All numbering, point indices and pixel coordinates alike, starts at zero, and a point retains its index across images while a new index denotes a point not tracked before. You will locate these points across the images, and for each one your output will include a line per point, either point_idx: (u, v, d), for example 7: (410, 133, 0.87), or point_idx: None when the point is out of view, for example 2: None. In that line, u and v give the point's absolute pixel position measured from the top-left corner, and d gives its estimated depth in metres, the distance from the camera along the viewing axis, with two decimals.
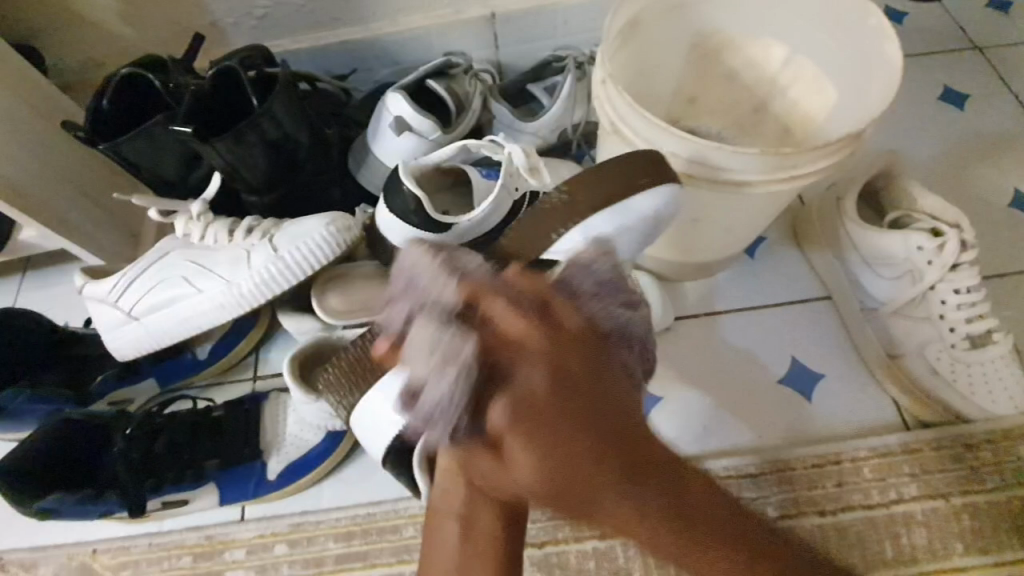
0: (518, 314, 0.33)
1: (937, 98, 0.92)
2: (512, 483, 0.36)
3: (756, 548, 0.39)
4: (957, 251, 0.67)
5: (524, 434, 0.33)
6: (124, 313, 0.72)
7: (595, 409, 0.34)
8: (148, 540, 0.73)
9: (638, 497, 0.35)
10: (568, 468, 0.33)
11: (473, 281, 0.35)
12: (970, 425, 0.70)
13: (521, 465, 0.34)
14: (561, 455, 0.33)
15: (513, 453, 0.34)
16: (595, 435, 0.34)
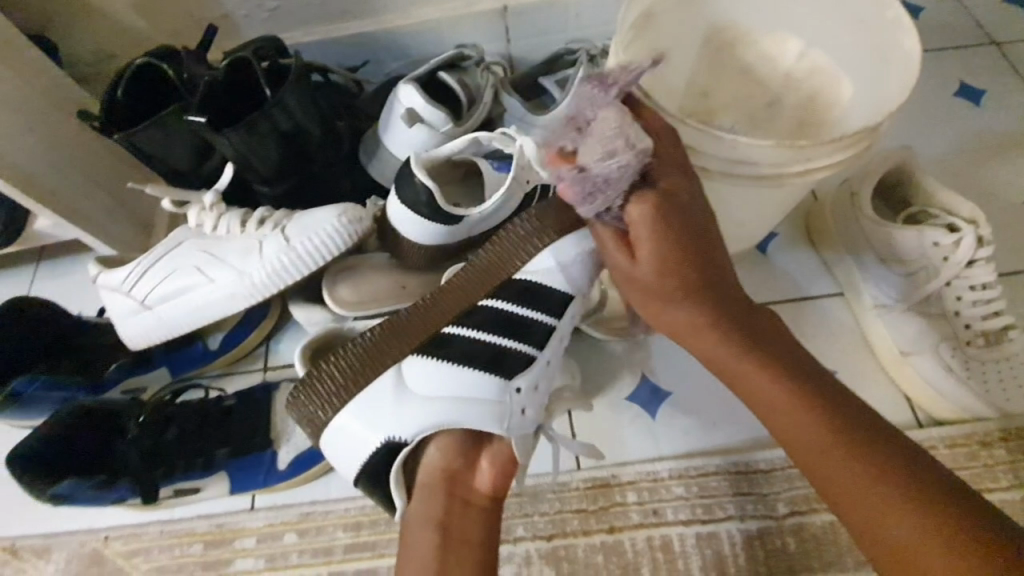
0: (669, 135, 0.51)
1: (954, 94, 0.90)
2: (637, 268, 0.50)
3: (818, 389, 0.50)
4: (973, 247, 0.67)
5: (660, 221, 0.48)
6: (136, 303, 0.73)
7: (706, 240, 0.50)
8: (160, 528, 0.74)
9: (723, 308, 0.51)
10: (681, 265, 0.48)
11: (645, 107, 0.52)
12: (985, 423, 0.69)
13: (648, 249, 0.49)
14: (682, 252, 0.48)
15: (643, 241, 0.49)
16: (704, 248, 0.49)
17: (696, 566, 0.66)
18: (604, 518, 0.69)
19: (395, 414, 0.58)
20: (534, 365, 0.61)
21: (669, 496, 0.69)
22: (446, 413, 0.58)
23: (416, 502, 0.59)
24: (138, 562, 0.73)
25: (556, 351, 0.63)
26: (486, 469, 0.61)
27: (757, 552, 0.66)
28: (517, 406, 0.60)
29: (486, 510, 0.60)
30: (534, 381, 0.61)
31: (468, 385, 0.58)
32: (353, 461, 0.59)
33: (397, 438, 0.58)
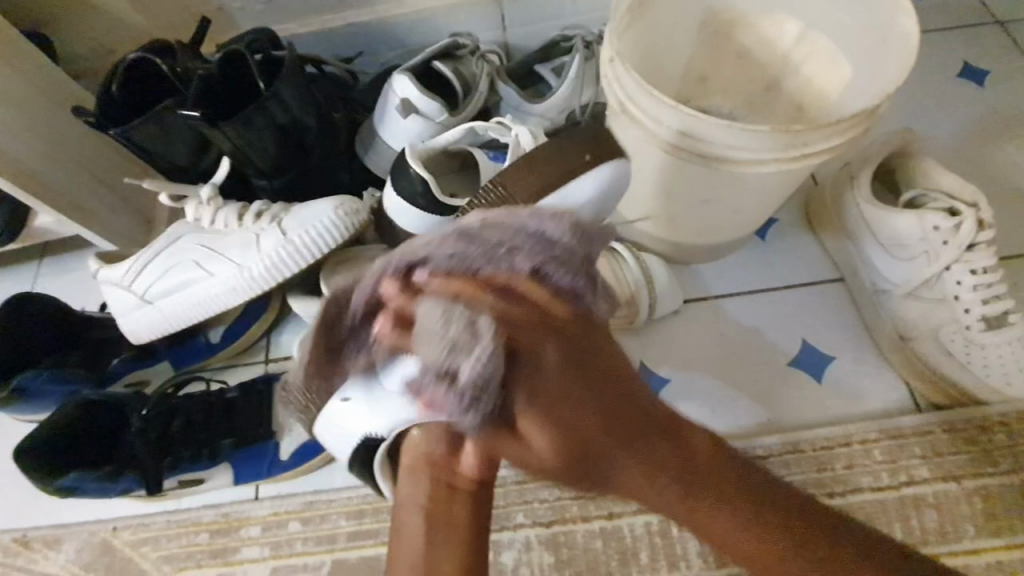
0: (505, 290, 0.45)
1: (957, 75, 0.89)
2: (533, 455, 0.46)
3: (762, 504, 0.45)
4: (973, 231, 0.66)
5: (541, 417, 0.44)
6: (138, 297, 0.74)
7: (602, 390, 0.45)
8: (166, 518, 0.75)
9: (647, 453, 0.45)
10: (574, 430, 0.44)
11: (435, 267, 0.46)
12: (984, 407, 0.69)
13: (537, 436, 0.45)
14: (573, 420, 0.44)
15: (530, 429, 0.45)
16: (607, 405, 0.44)
17: (694, 552, 0.67)
18: (603, 504, 0.70)
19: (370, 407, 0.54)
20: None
21: None
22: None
23: (404, 484, 0.51)
24: (147, 551, 0.74)
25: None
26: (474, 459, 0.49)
27: None
28: None
29: (477, 494, 0.50)
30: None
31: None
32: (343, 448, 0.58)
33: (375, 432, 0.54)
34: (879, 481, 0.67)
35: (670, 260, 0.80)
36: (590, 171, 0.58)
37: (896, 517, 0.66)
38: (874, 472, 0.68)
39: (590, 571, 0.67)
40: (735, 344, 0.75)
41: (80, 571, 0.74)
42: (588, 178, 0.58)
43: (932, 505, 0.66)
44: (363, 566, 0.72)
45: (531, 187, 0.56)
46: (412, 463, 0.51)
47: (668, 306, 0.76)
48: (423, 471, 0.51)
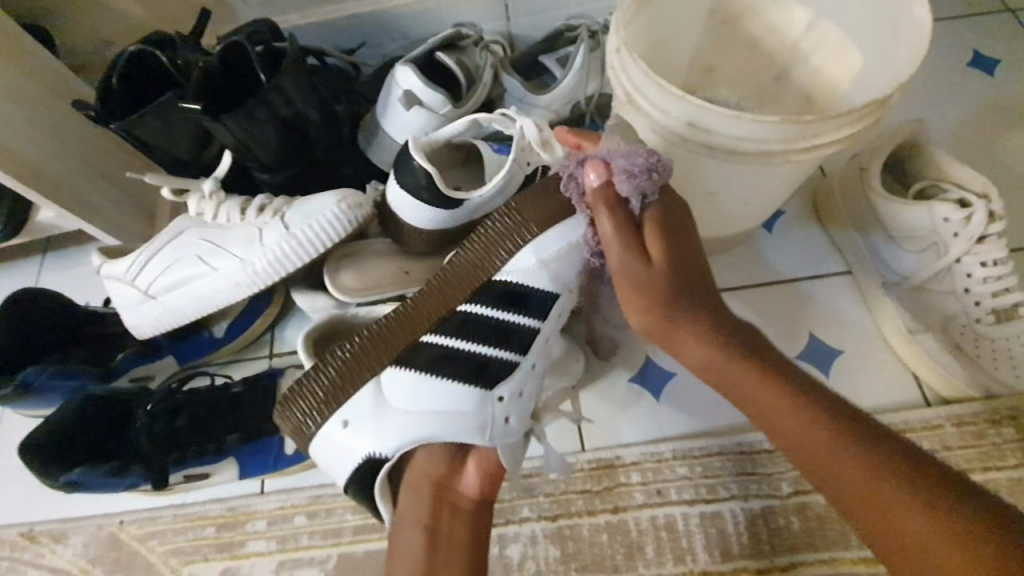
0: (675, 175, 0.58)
1: (968, 64, 0.88)
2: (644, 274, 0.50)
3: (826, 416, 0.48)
4: (985, 222, 0.65)
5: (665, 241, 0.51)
6: (141, 292, 0.73)
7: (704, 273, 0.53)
8: (173, 512, 0.76)
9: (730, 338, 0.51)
10: (684, 266, 0.51)
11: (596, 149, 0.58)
12: (993, 400, 0.68)
13: (653, 248, 0.51)
14: (685, 257, 0.51)
15: (651, 244, 0.51)
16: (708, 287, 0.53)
17: (701, 546, 0.67)
18: (609, 498, 0.69)
19: (376, 432, 0.57)
20: (519, 371, 0.60)
21: (673, 476, 0.69)
22: (426, 426, 0.57)
23: (404, 500, 0.58)
24: (154, 545, 0.75)
25: (541, 356, 0.62)
26: (473, 471, 0.59)
27: (761, 530, 0.67)
28: (500, 415, 0.59)
29: (475, 510, 0.59)
30: (518, 388, 0.60)
31: (447, 398, 0.57)
32: (345, 471, 0.58)
33: (377, 454, 0.57)
34: None
35: None
36: None
37: None
38: None
39: (596, 565, 0.67)
40: None
41: (88, 565, 0.75)
42: None
43: None
44: (369, 560, 0.72)
45: (541, 214, 0.58)
46: (413, 484, 0.59)
47: None
48: (423, 489, 0.58)
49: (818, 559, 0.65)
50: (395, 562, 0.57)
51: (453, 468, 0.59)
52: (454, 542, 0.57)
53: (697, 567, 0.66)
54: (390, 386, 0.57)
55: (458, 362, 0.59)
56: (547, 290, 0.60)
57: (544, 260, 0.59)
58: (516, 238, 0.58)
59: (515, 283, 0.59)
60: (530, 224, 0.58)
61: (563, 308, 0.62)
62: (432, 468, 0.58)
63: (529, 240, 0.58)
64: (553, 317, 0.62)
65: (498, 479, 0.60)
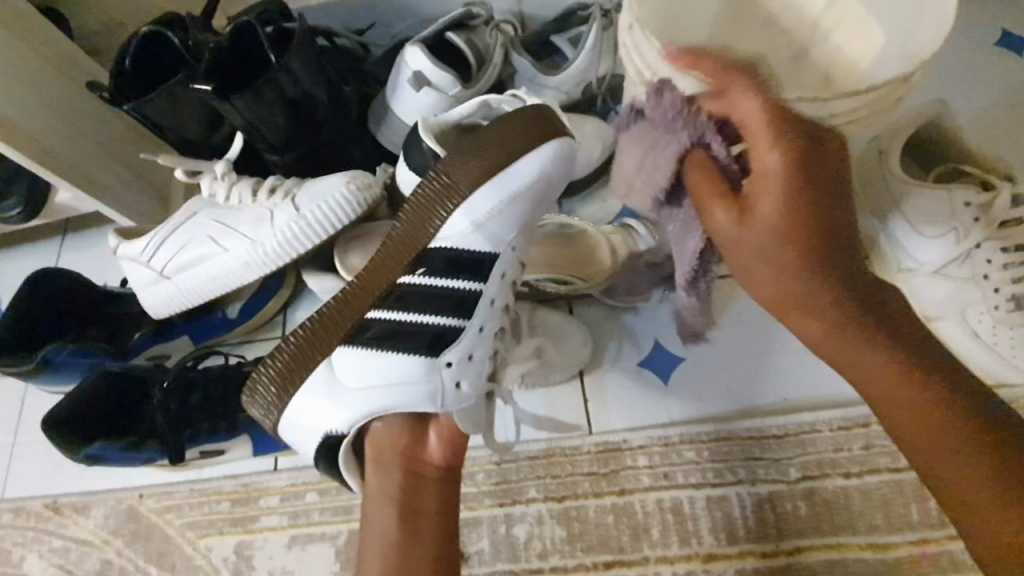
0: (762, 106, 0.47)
1: (996, 43, 0.84)
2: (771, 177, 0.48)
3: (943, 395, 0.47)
4: (1008, 205, 0.64)
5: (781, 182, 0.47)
6: (156, 272, 0.75)
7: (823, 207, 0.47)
8: (189, 486, 0.78)
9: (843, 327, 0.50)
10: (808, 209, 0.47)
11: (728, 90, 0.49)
12: (1011, 389, 0.67)
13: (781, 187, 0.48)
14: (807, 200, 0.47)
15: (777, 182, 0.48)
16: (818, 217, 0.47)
17: (705, 530, 0.67)
18: (615, 481, 0.70)
19: (330, 408, 0.57)
20: (464, 337, 0.58)
21: (680, 460, 0.70)
22: (379, 398, 0.57)
23: (372, 476, 0.60)
24: (170, 518, 0.77)
25: (488, 319, 0.59)
26: (433, 441, 0.60)
27: (767, 514, 0.67)
28: (449, 382, 0.57)
29: (441, 479, 0.61)
30: (467, 353, 0.57)
31: (397, 371, 0.56)
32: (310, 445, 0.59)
33: (335, 429, 0.58)
34: (897, 461, 0.67)
35: None
36: (528, 153, 0.57)
37: (912, 499, 0.65)
38: (891, 452, 0.67)
39: (602, 546, 0.68)
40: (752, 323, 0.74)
41: (108, 536, 0.77)
42: (529, 160, 0.57)
43: None
44: None
45: (475, 170, 0.56)
46: (378, 456, 0.60)
47: None
48: (392, 460, 0.59)
49: (824, 545, 0.65)
50: (367, 534, 0.59)
51: (415, 442, 0.60)
52: (425, 509, 0.59)
53: (702, 550, 0.66)
54: (341, 363, 0.57)
55: (405, 332, 0.57)
56: (484, 252, 0.59)
57: (479, 222, 0.57)
58: (446, 202, 0.56)
59: (453, 248, 0.58)
60: (461, 186, 0.56)
61: (507, 267, 0.60)
62: (396, 441, 0.59)
63: (462, 202, 0.56)
64: (498, 278, 0.59)
65: (464, 447, 0.61)
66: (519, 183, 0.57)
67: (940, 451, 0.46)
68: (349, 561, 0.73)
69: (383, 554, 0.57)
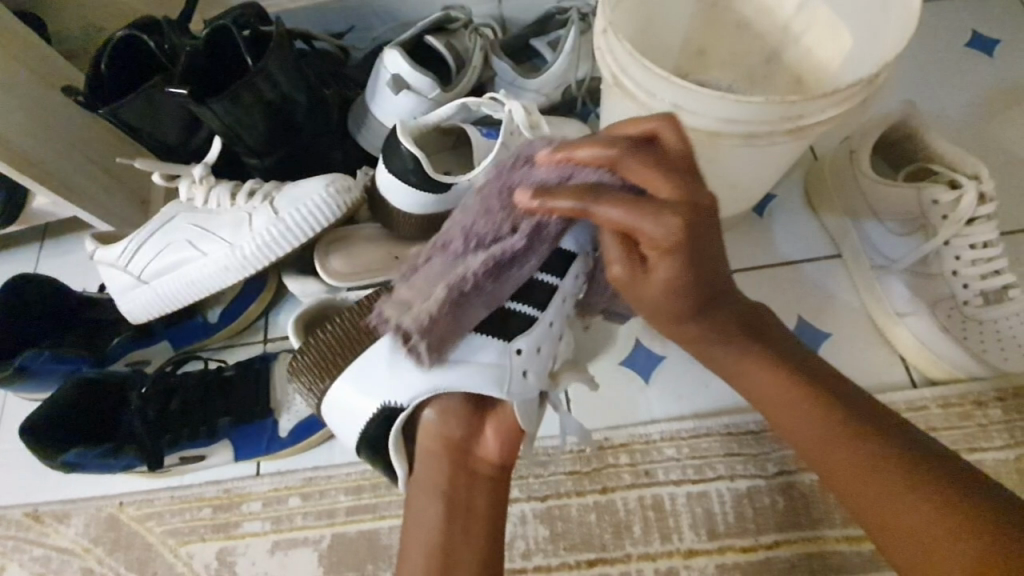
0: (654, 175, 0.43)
1: (967, 44, 0.87)
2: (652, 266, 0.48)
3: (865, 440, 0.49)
4: (975, 203, 0.64)
5: (669, 255, 0.45)
6: (134, 277, 0.74)
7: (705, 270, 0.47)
8: (170, 493, 0.77)
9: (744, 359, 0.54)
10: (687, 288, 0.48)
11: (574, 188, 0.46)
12: (981, 382, 0.67)
13: (657, 276, 0.47)
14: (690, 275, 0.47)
15: (656, 267, 0.47)
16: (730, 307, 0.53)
17: (685, 526, 0.68)
18: (597, 479, 0.70)
19: (394, 380, 0.57)
20: (536, 326, 0.59)
21: (660, 457, 0.70)
22: (450, 375, 0.58)
23: (419, 468, 0.60)
24: (152, 525, 0.76)
25: (561, 311, 0.61)
26: (490, 437, 0.60)
27: (746, 510, 0.68)
28: (518, 369, 0.59)
29: (491, 478, 0.60)
30: (537, 343, 0.59)
31: (465, 350, 0.57)
32: (360, 421, 0.59)
33: (394, 402, 0.58)
34: None
35: None
36: None
37: None
38: None
39: (584, 544, 0.68)
40: None
41: (89, 545, 0.76)
42: None
43: None
44: (362, 539, 0.73)
45: None
46: (428, 449, 0.60)
47: None
48: (440, 453, 0.59)
49: (800, 539, 0.66)
50: (407, 534, 0.59)
51: (470, 433, 0.59)
52: (475, 508, 0.59)
53: (682, 546, 0.67)
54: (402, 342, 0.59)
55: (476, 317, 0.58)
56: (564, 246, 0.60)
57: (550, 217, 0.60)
58: None
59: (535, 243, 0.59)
60: None
61: (584, 266, 0.61)
62: (451, 432, 0.59)
63: None
64: (574, 276, 0.61)
65: (517, 447, 0.61)
66: None
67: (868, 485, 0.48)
68: (331, 565, 0.73)
69: (426, 552, 0.57)
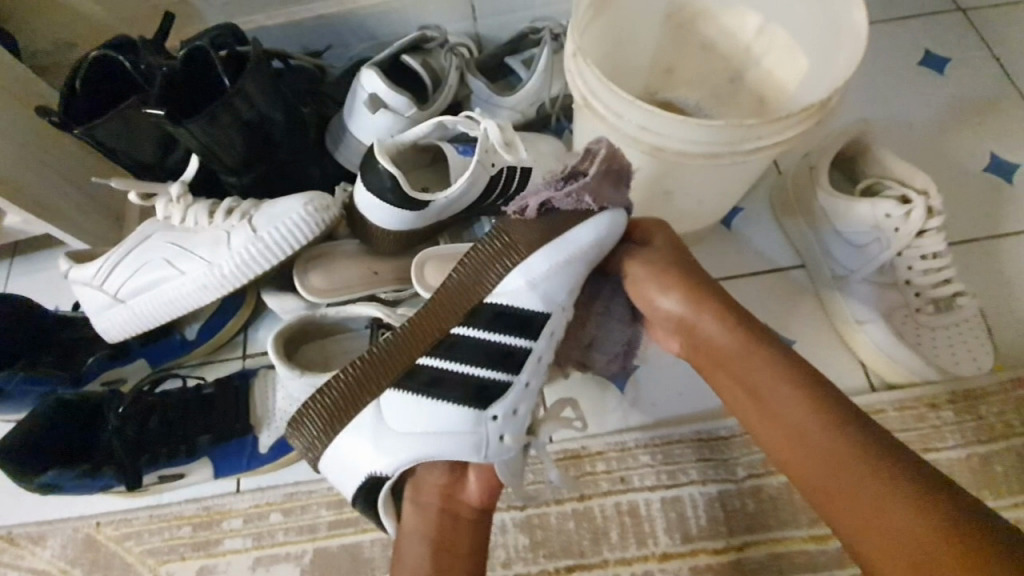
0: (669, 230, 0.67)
1: (920, 62, 0.92)
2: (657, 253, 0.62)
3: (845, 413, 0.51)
4: (924, 216, 0.68)
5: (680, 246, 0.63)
6: (110, 296, 0.74)
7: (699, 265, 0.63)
8: (149, 513, 0.77)
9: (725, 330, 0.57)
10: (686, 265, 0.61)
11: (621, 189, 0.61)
12: (934, 386, 0.71)
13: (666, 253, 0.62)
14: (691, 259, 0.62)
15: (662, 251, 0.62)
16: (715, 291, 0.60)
17: (660, 530, 0.70)
18: (575, 487, 0.72)
19: (376, 450, 0.58)
20: (512, 391, 0.60)
21: (635, 464, 0.72)
22: (431, 442, 0.58)
23: (407, 512, 0.60)
24: (131, 545, 0.76)
25: (534, 374, 0.61)
26: (474, 480, 0.61)
27: (718, 513, 0.70)
28: (494, 434, 0.59)
29: (475, 522, 0.61)
30: (512, 407, 0.59)
31: (443, 420, 0.58)
32: (349, 483, 0.60)
33: (379, 471, 0.58)
34: None
35: None
36: (585, 221, 0.59)
37: None
38: None
39: (562, 551, 0.70)
40: None
41: (66, 566, 0.76)
42: (586, 227, 0.59)
43: None
44: (344, 553, 0.74)
45: (529, 235, 0.58)
46: (416, 494, 0.61)
47: None
48: (427, 495, 0.60)
49: (769, 540, 0.69)
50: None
51: (457, 475, 0.61)
52: (458, 551, 0.59)
53: (658, 550, 0.69)
54: (389, 408, 0.58)
55: (454, 383, 0.58)
56: (538, 311, 0.59)
57: (534, 282, 0.58)
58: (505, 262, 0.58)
59: (506, 305, 0.59)
60: (519, 246, 0.58)
61: (556, 326, 0.61)
62: (436, 477, 0.60)
63: (517, 264, 0.58)
64: (547, 338, 0.61)
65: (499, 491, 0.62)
66: (572, 249, 0.58)
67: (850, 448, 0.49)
68: None
69: None
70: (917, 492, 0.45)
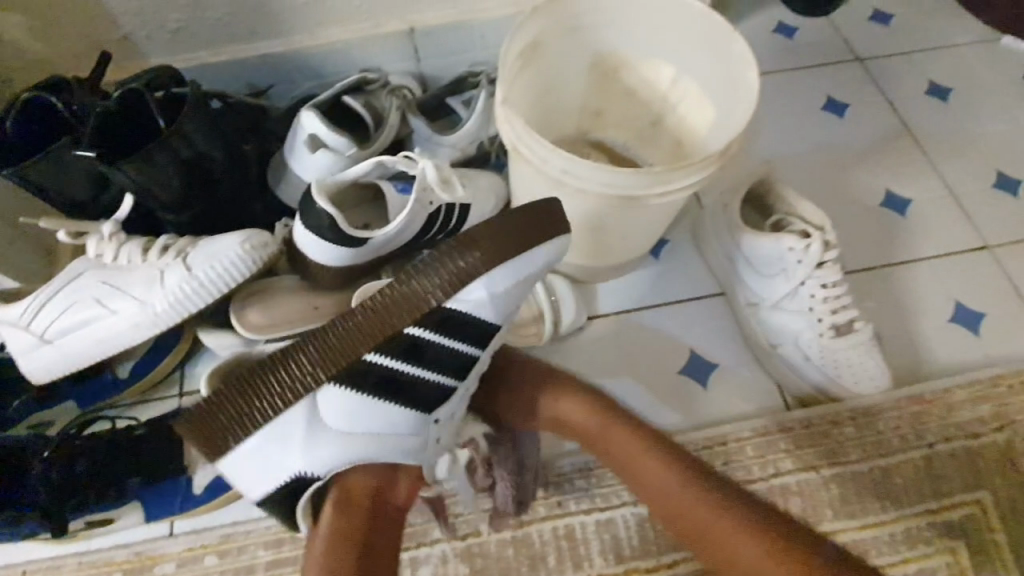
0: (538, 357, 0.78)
1: (824, 106, 1.02)
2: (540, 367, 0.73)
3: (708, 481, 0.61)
4: (821, 251, 0.75)
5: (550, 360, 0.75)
6: (36, 337, 0.72)
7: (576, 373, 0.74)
8: (78, 560, 0.74)
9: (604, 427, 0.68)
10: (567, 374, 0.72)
11: None
12: (840, 403, 0.78)
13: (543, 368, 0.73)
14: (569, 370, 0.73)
15: (540, 367, 0.73)
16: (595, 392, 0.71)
17: (595, 552, 0.73)
18: (513, 515, 0.74)
19: (305, 452, 0.57)
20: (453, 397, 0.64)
21: (571, 488, 0.75)
22: (374, 446, 0.61)
23: (330, 514, 0.59)
24: None
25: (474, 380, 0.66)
26: (403, 481, 0.65)
27: (649, 533, 0.74)
28: (434, 436, 0.65)
29: (395, 520, 0.63)
30: (453, 411, 0.66)
31: (392, 423, 0.60)
32: (263, 484, 0.58)
33: (304, 471, 0.58)
34: (752, 474, 0.75)
35: (576, 280, 0.88)
36: (549, 242, 0.58)
37: None
38: (746, 466, 0.75)
39: None
40: (649, 350, 0.83)
41: None
42: (548, 248, 0.59)
43: (796, 492, 0.74)
44: None
45: (500, 253, 0.55)
46: (344, 496, 0.61)
47: (572, 326, 0.83)
48: (357, 498, 0.61)
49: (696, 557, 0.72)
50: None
51: (391, 476, 0.63)
52: (379, 551, 0.60)
53: (592, 572, 0.72)
54: (325, 408, 0.57)
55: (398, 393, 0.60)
56: (489, 320, 0.61)
57: (493, 294, 0.58)
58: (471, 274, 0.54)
59: (461, 311, 0.58)
60: (489, 257, 0.55)
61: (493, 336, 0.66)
62: (369, 479, 0.62)
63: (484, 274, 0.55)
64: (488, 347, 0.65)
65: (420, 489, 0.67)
66: (533, 267, 0.59)
67: (712, 512, 0.58)
68: None
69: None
70: (763, 525, 0.56)
